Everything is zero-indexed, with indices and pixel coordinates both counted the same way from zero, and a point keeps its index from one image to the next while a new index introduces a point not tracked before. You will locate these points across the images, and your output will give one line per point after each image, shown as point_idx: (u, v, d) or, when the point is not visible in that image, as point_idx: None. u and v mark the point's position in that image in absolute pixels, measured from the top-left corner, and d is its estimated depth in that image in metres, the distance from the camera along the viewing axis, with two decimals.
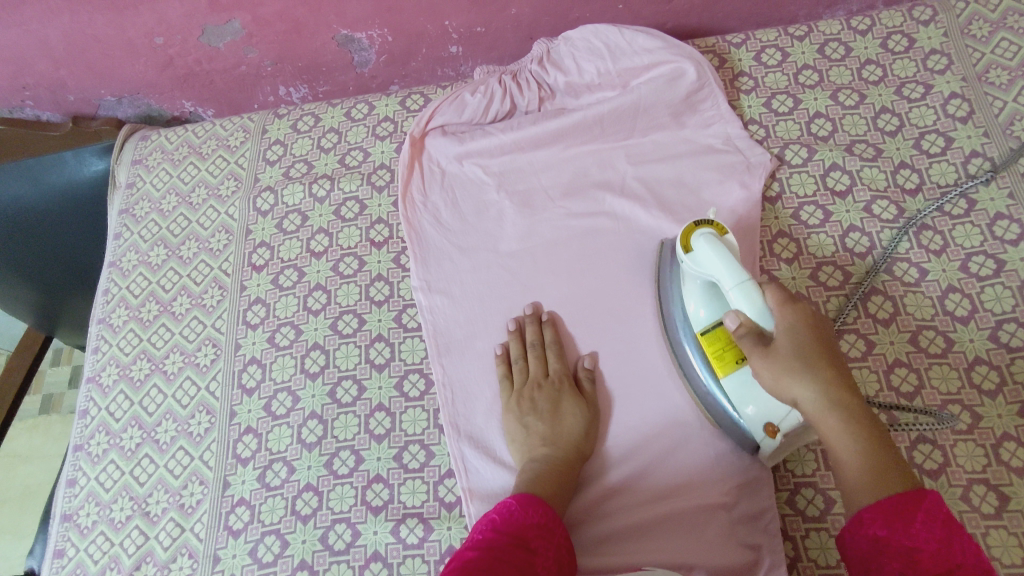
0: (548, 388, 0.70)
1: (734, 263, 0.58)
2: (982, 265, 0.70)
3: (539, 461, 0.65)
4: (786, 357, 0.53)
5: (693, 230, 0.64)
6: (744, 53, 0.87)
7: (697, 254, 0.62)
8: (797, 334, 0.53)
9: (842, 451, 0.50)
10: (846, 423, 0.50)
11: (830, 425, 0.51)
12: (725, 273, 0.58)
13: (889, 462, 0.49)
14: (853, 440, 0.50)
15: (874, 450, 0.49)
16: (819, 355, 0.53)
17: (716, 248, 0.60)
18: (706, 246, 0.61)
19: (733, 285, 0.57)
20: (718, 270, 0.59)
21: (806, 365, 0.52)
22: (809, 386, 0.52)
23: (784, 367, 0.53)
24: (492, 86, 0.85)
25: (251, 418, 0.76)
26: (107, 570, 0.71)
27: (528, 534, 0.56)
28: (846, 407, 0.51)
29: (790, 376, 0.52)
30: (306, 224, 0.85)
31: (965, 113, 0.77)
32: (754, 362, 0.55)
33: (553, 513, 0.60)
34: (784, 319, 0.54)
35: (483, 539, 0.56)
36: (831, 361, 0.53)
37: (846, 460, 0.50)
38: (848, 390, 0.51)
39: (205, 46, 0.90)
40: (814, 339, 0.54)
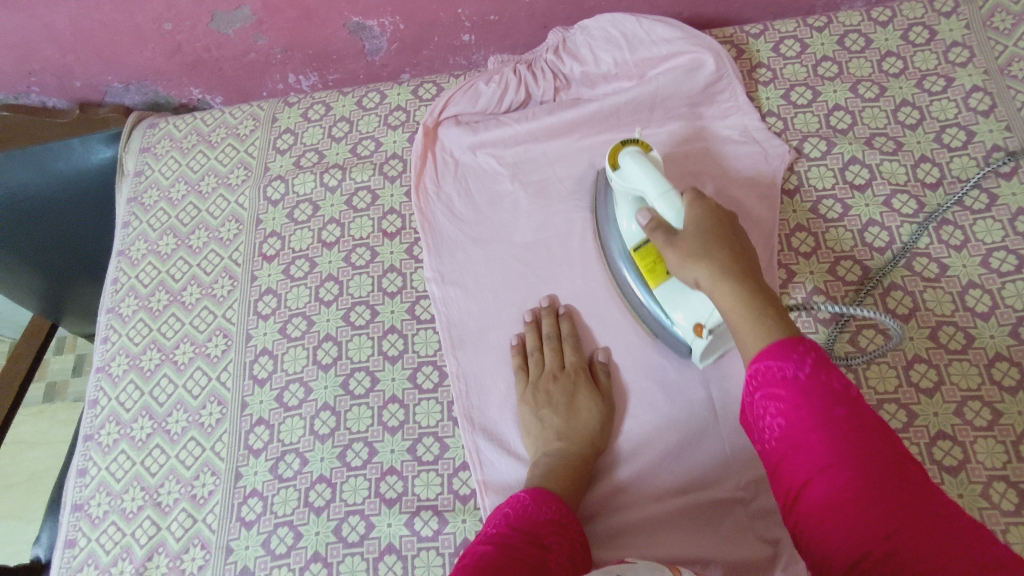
0: (563, 380, 0.69)
1: (656, 176, 0.62)
2: (1003, 261, 0.69)
3: (555, 454, 0.65)
4: (692, 241, 0.58)
5: (621, 149, 0.66)
6: (763, 44, 0.86)
7: (624, 171, 0.65)
8: (700, 225, 0.58)
9: (736, 304, 0.54)
10: (739, 288, 0.54)
11: (723, 288, 0.55)
12: (652, 187, 0.62)
13: (777, 322, 0.52)
14: (746, 306, 0.53)
15: (763, 315, 0.52)
16: (715, 241, 0.57)
17: (640, 164, 0.63)
18: (632, 163, 0.64)
19: (657, 195, 0.61)
20: (643, 185, 0.63)
21: (705, 247, 0.57)
22: (706, 264, 0.56)
23: (688, 248, 0.58)
24: (507, 76, 0.84)
25: (263, 409, 0.75)
26: (119, 560, 0.70)
27: (542, 531, 0.55)
28: (738, 283, 0.55)
29: (694, 259, 0.57)
30: (317, 214, 0.85)
31: (987, 106, 0.76)
32: (667, 254, 0.60)
33: (567, 508, 0.59)
34: (693, 214, 0.59)
35: (495, 534, 0.55)
36: (733, 250, 0.57)
37: (741, 326, 0.53)
38: (744, 268, 0.56)
39: (214, 32, 0.89)
40: (718, 231, 0.58)
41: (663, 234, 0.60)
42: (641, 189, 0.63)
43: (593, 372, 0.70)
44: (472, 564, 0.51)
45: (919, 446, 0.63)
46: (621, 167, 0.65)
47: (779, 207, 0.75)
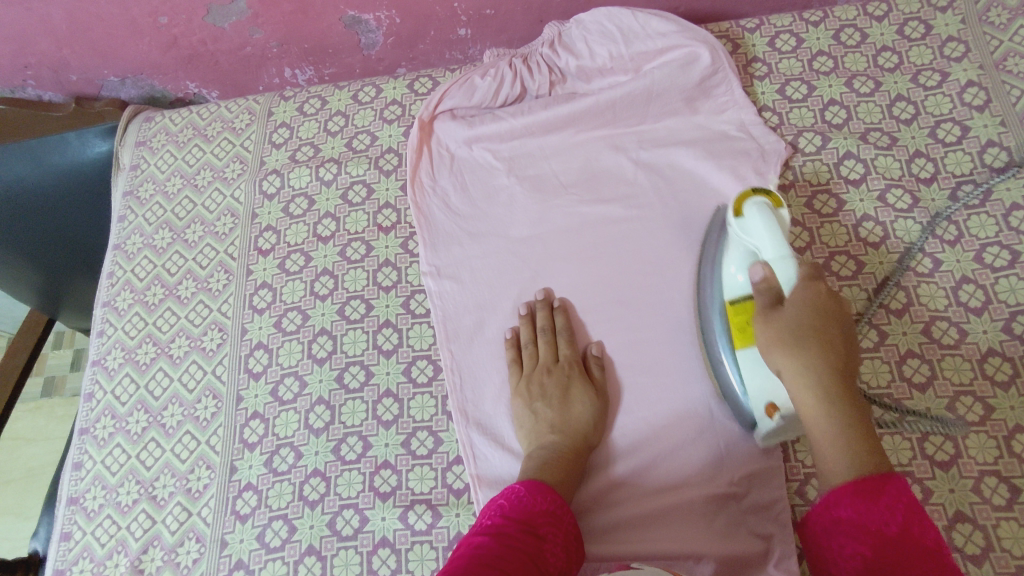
0: (557, 373, 0.69)
1: (780, 237, 0.58)
2: (997, 256, 0.69)
3: (547, 449, 0.65)
4: (787, 328, 0.56)
5: (748, 196, 0.62)
6: (758, 38, 0.85)
7: (745, 221, 0.61)
8: (803, 316, 0.56)
9: (824, 438, 0.53)
10: (831, 415, 0.53)
11: (810, 406, 0.54)
12: (769, 245, 0.59)
13: (863, 444, 0.52)
14: (836, 421, 0.53)
15: (850, 443, 0.52)
16: (818, 334, 0.55)
17: (768, 220, 0.59)
18: (758, 217, 0.60)
19: (773, 258, 0.58)
20: (763, 242, 0.59)
21: (805, 342, 0.55)
22: (800, 350, 0.55)
23: (784, 333, 0.56)
24: (503, 70, 0.83)
25: (258, 403, 0.75)
26: (114, 554, 0.71)
27: (537, 522, 0.56)
28: (830, 386, 0.53)
29: (783, 347, 0.55)
30: (312, 209, 0.85)
31: (982, 101, 0.76)
32: (759, 328, 0.58)
33: (563, 500, 0.59)
34: (800, 296, 0.56)
35: (491, 525, 0.55)
36: (836, 352, 0.55)
37: (826, 447, 0.53)
38: (843, 376, 0.54)
39: (209, 26, 0.89)
40: (820, 323, 0.55)
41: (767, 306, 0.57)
42: (758, 245, 0.60)
43: (588, 365, 0.70)
44: (465, 555, 0.52)
45: (912, 441, 0.64)
46: (744, 217, 0.61)
47: None
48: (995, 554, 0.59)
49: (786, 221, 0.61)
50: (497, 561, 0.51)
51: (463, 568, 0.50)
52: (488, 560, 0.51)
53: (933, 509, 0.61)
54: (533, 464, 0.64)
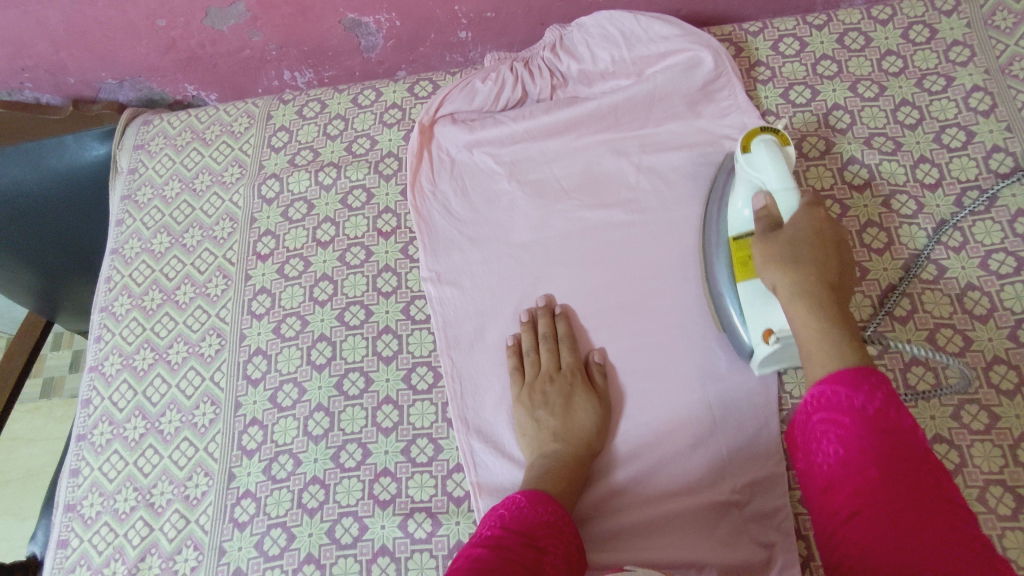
0: (558, 380, 0.69)
1: (784, 171, 0.64)
2: (1002, 263, 0.69)
3: (550, 457, 0.64)
4: (784, 244, 0.59)
5: (756, 134, 0.67)
6: (761, 42, 0.85)
7: (753, 157, 0.66)
8: (801, 236, 0.59)
9: (810, 337, 0.54)
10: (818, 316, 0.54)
11: (799, 307, 0.56)
12: (774, 178, 0.64)
13: (848, 340, 0.52)
14: (820, 319, 0.54)
15: (835, 338, 0.53)
16: (814, 251, 0.58)
17: (774, 156, 0.65)
18: (766, 153, 0.65)
19: (778, 187, 0.63)
20: (769, 175, 0.64)
21: (797, 259, 0.58)
22: (790, 267, 0.58)
23: (778, 254, 0.59)
24: (504, 73, 0.83)
25: (256, 410, 0.74)
26: (111, 561, 0.70)
27: (538, 535, 0.55)
28: (817, 291, 0.56)
29: (779, 263, 0.59)
30: (312, 213, 0.84)
31: (987, 106, 0.76)
32: (759, 249, 0.61)
33: (563, 511, 0.59)
34: (800, 220, 0.60)
35: (490, 536, 0.55)
36: (830, 271, 0.57)
37: (810, 346, 0.54)
38: (831, 290, 0.56)
39: (208, 29, 0.88)
40: (818, 244, 0.59)
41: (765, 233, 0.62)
42: (763, 178, 0.65)
43: (589, 372, 0.69)
44: (465, 567, 0.51)
45: None
46: (750, 154, 0.66)
47: None
48: None
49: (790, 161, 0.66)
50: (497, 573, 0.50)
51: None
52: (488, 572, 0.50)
53: None
54: (535, 473, 0.63)
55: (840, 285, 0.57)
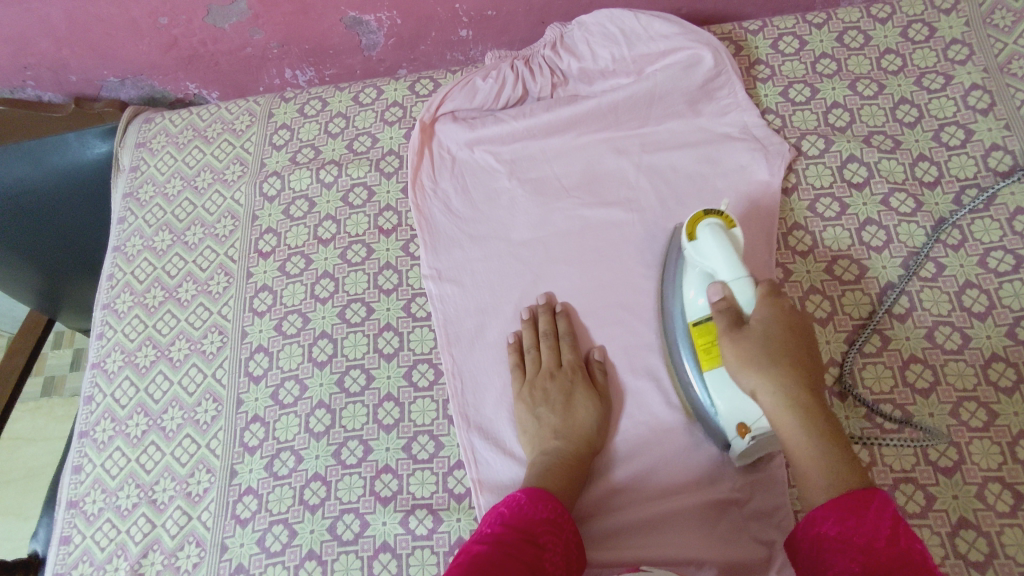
0: (557, 377, 0.69)
1: (734, 257, 0.60)
2: (1001, 261, 0.69)
3: (550, 454, 0.64)
4: (754, 346, 0.56)
5: (703, 219, 0.64)
6: (761, 41, 0.85)
7: (700, 244, 0.62)
8: (771, 329, 0.57)
9: (801, 451, 0.54)
10: (804, 422, 0.54)
11: (786, 423, 0.55)
12: (725, 268, 0.60)
13: (846, 464, 0.53)
14: (812, 436, 0.54)
15: (838, 469, 0.53)
16: (787, 351, 0.56)
17: (722, 244, 0.60)
18: (713, 241, 0.61)
19: (733, 278, 0.59)
20: (719, 264, 0.60)
21: (773, 361, 0.55)
22: (772, 375, 0.55)
23: (752, 354, 0.56)
24: (504, 72, 0.83)
25: (258, 407, 0.75)
26: (113, 558, 0.70)
27: (537, 530, 0.55)
28: (802, 400, 0.54)
29: (754, 365, 0.56)
30: (313, 211, 0.84)
31: (986, 104, 0.76)
32: (724, 345, 0.58)
33: (563, 508, 0.59)
34: (763, 312, 0.57)
35: (490, 533, 0.55)
36: (803, 365, 0.56)
37: (806, 465, 0.54)
38: (814, 392, 0.55)
39: (210, 27, 0.88)
40: (785, 340, 0.57)
41: (731, 329, 0.58)
42: (714, 265, 0.61)
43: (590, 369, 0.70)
44: (465, 563, 0.51)
45: (915, 447, 0.63)
46: (698, 239, 0.62)
47: (778, 206, 0.75)
48: (999, 561, 0.58)
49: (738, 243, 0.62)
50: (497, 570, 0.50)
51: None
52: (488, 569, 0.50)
53: (937, 516, 0.61)
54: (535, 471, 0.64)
55: (817, 378, 0.56)
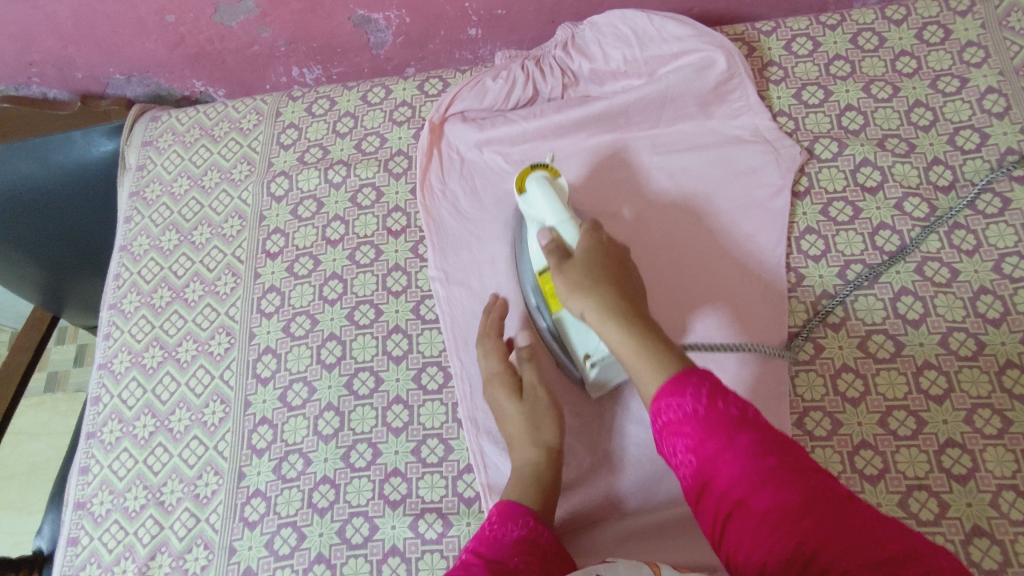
0: (501, 381, 0.68)
1: (559, 205, 0.65)
2: (1016, 266, 0.69)
3: (526, 463, 0.63)
4: (579, 273, 0.58)
5: (528, 173, 0.68)
6: (775, 42, 0.84)
7: (529, 197, 0.67)
8: (595, 257, 0.60)
9: (628, 351, 0.54)
10: (626, 322, 0.54)
11: (612, 329, 0.55)
12: (551, 213, 0.65)
13: (666, 348, 0.53)
14: (636, 334, 0.54)
15: (656, 346, 0.53)
16: (607, 270, 0.59)
17: (546, 190, 0.66)
18: (539, 190, 0.66)
19: (557, 224, 0.64)
20: (546, 212, 0.65)
21: (594, 281, 0.57)
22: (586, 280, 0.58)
23: (580, 280, 0.58)
24: (515, 72, 0.82)
25: (266, 409, 0.74)
26: (121, 559, 0.70)
27: (511, 554, 0.53)
28: (623, 307, 0.56)
29: (578, 290, 0.58)
30: (321, 211, 0.84)
31: (1002, 108, 0.75)
32: (556, 279, 0.60)
33: (538, 523, 0.57)
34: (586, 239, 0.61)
35: (461, 565, 0.52)
36: (623, 285, 0.58)
37: (636, 364, 0.53)
38: (635, 305, 0.56)
39: (217, 25, 0.88)
40: (607, 264, 0.59)
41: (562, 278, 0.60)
42: (542, 215, 0.66)
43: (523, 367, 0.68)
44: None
45: (928, 454, 0.63)
46: (527, 193, 0.67)
47: (788, 209, 0.74)
48: (1013, 570, 0.58)
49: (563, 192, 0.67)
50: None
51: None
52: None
53: (950, 524, 0.60)
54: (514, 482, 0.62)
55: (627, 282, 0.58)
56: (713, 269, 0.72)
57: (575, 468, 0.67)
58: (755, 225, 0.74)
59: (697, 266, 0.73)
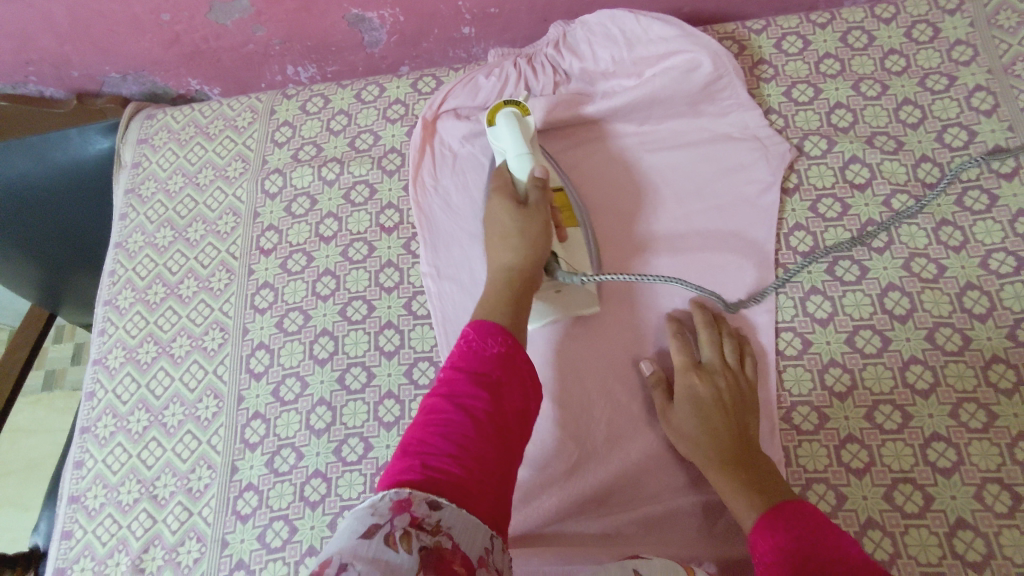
0: (503, 190, 0.67)
1: (520, 137, 0.68)
2: (1002, 262, 0.69)
3: (505, 266, 0.64)
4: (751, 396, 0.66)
5: (500, 107, 0.70)
6: (765, 40, 0.85)
7: (496, 128, 0.70)
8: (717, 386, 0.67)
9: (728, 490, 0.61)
10: (733, 467, 0.61)
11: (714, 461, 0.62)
12: (512, 145, 0.68)
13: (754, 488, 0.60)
14: (737, 471, 0.61)
15: (750, 489, 0.60)
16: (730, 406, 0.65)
17: (512, 125, 0.68)
18: (506, 123, 0.69)
19: (513, 156, 0.68)
20: (507, 143, 0.68)
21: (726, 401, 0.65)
22: (705, 385, 0.66)
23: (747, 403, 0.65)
24: (507, 70, 0.83)
25: (259, 404, 0.75)
26: (115, 552, 0.71)
27: (492, 367, 0.55)
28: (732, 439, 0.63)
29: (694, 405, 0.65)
30: (315, 208, 0.84)
31: (989, 106, 0.76)
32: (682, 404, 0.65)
33: (513, 338, 0.58)
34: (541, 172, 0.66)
35: (442, 383, 0.55)
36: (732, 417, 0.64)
37: (730, 495, 0.60)
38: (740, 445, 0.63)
39: (212, 23, 0.88)
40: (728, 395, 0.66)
41: (688, 361, 0.68)
42: (505, 146, 0.69)
43: (530, 186, 0.66)
44: (422, 428, 0.52)
45: (914, 447, 0.63)
46: (495, 124, 0.70)
47: (777, 206, 0.75)
48: (997, 562, 0.59)
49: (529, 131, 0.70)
50: (456, 424, 0.51)
51: (421, 442, 0.51)
52: (445, 425, 0.51)
53: (935, 516, 0.61)
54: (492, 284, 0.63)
55: (746, 441, 0.63)
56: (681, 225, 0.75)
57: (563, 460, 0.67)
58: (744, 221, 0.74)
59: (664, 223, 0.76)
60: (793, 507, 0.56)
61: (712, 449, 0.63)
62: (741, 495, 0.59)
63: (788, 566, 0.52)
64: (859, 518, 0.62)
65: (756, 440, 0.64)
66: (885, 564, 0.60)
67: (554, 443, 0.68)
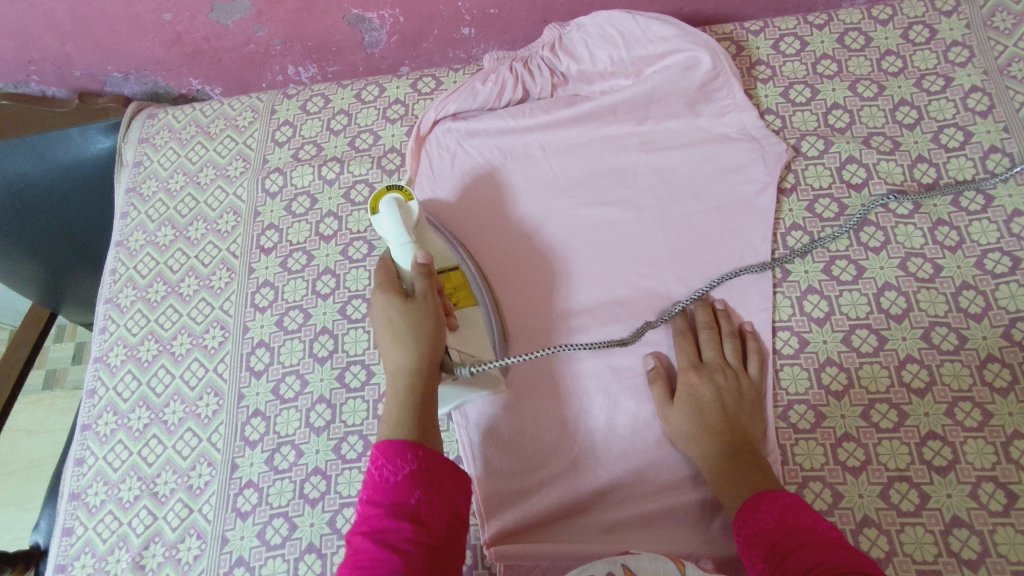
0: (388, 287, 0.65)
1: (402, 225, 0.69)
2: (997, 263, 0.70)
3: (401, 367, 0.61)
4: (747, 389, 0.67)
5: (382, 194, 0.71)
6: (763, 41, 0.85)
7: (378, 218, 0.70)
8: (716, 376, 0.68)
9: (718, 480, 0.62)
10: (726, 453, 0.63)
11: (711, 450, 0.63)
12: (393, 236, 0.69)
13: (748, 475, 0.60)
14: (730, 459, 0.62)
15: (741, 473, 0.61)
16: (728, 400, 0.66)
17: (392, 214, 0.69)
18: (386, 212, 0.69)
19: (396, 244, 0.68)
20: (389, 235, 0.69)
21: (722, 394, 0.66)
22: (703, 383, 0.67)
23: (742, 397, 0.67)
24: (504, 74, 0.83)
25: (259, 401, 0.75)
26: (116, 549, 0.71)
27: (407, 492, 0.54)
28: (724, 428, 0.64)
29: (690, 396, 0.66)
30: (315, 207, 0.85)
31: (985, 107, 0.76)
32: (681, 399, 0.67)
33: (423, 449, 0.57)
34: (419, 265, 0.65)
35: (361, 523, 0.54)
36: (730, 411, 0.65)
37: (724, 483, 0.61)
38: (735, 436, 0.64)
39: (213, 23, 0.89)
40: (724, 390, 0.67)
41: (690, 360, 0.69)
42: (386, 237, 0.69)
43: (417, 276, 0.64)
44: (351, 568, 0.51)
45: (910, 446, 0.64)
46: (378, 214, 0.70)
47: (774, 206, 0.75)
48: (991, 560, 0.59)
49: (412, 214, 0.70)
50: (383, 558, 0.51)
51: None
52: (375, 562, 0.51)
53: (930, 514, 0.61)
54: (392, 392, 0.60)
55: (744, 438, 0.64)
56: (679, 226, 0.75)
57: (563, 457, 0.68)
58: (741, 222, 0.75)
59: (662, 224, 0.76)
60: (773, 495, 0.57)
61: (707, 440, 0.64)
62: (734, 485, 0.60)
63: (765, 550, 0.53)
64: (855, 516, 0.62)
65: (755, 441, 0.65)
66: (881, 561, 0.60)
67: (554, 441, 0.68)
